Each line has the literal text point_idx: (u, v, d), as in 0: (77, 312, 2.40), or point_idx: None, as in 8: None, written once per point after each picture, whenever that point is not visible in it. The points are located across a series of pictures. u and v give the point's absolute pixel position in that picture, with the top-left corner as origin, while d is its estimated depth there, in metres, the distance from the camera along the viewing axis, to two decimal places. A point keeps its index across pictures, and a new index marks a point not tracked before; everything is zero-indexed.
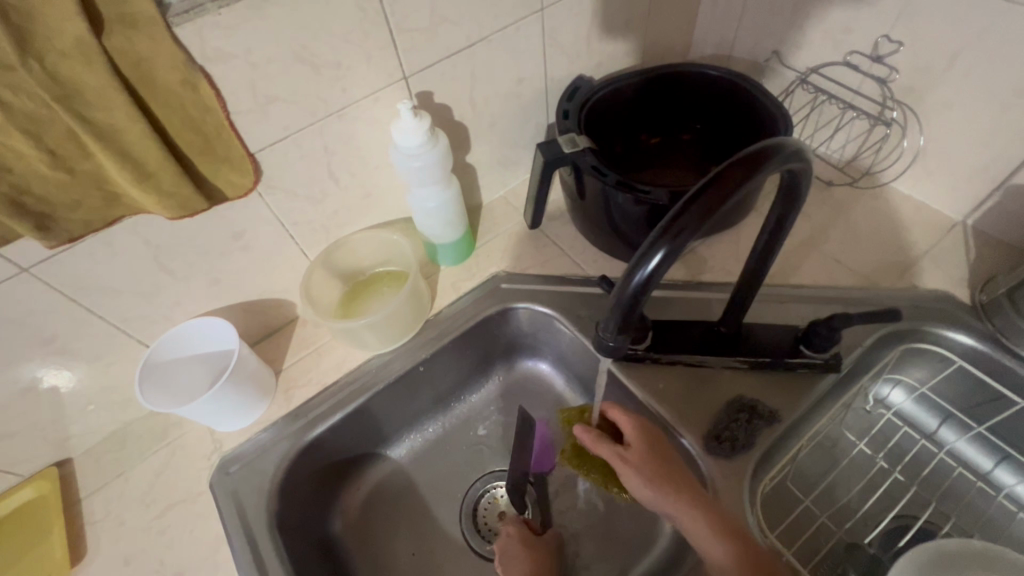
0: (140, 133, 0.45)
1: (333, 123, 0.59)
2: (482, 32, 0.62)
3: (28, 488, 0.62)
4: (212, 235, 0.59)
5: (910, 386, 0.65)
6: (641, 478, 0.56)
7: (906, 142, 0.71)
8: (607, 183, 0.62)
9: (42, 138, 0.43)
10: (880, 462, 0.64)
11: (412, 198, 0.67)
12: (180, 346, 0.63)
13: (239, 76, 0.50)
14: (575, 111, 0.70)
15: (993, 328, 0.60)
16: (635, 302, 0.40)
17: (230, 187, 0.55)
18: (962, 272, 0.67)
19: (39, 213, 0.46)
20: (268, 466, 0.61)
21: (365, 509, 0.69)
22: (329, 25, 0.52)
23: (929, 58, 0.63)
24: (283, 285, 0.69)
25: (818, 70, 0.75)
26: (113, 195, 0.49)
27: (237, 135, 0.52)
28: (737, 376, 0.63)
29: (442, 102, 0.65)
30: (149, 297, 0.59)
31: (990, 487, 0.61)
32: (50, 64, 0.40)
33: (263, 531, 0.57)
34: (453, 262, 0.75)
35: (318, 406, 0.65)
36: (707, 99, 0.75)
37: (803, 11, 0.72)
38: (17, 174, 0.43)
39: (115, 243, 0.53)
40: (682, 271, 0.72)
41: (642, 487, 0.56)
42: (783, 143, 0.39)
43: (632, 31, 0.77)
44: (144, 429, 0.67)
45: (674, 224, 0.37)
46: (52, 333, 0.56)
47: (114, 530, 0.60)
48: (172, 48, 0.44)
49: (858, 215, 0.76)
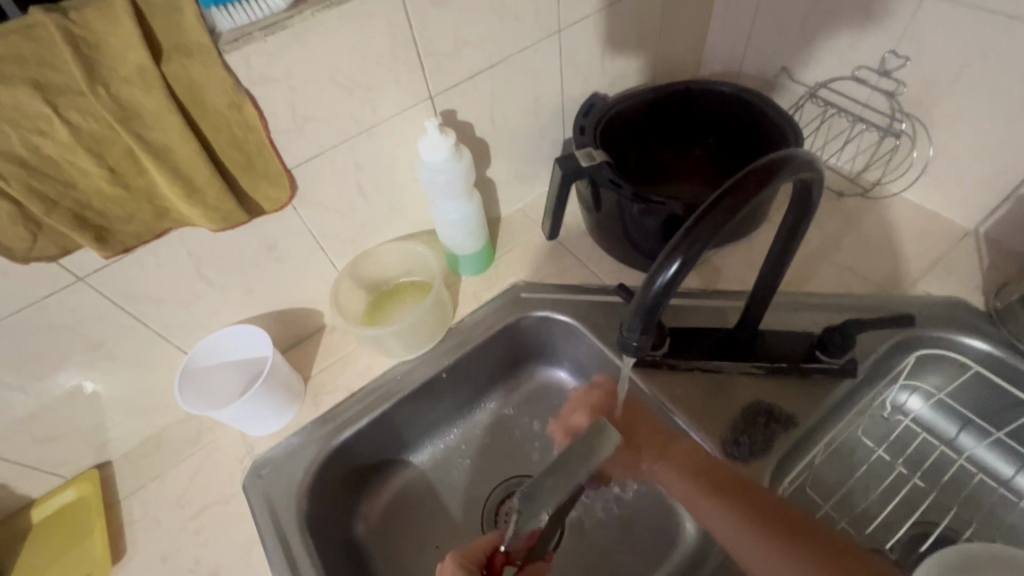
0: (190, 151, 0.49)
1: (363, 140, 0.62)
2: (503, 54, 0.66)
3: (71, 489, 0.65)
4: (249, 247, 0.62)
5: (927, 392, 0.66)
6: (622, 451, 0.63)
7: (916, 153, 0.73)
8: (623, 195, 0.64)
9: (104, 156, 0.46)
10: (899, 468, 0.64)
11: (436, 210, 0.70)
12: (216, 353, 0.66)
13: (279, 97, 0.53)
14: (591, 126, 0.73)
15: (1009, 334, 0.61)
16: (657, 306, 0.41)
17: (268, 202, 0.58)
18: (975, 280, 0.68)
19: (97, 226, 0.50)
20: (297, 469, 0.64)
21: (388, 514, 0.71)
22: (363, 50, 0.55)
23: (935, 72, 0.65)
24: (311, 295, 0.72)
25: (827, 85, 0.77)
26: (163, 209, 0.52)
27: (276, 151, 0.55)
28: (754, 382, 0.64)
29: (464, 120, 0.69)
30: (189, 306, 0.63)
31: (1012, 494, 0.61)
32: (114, 89, 0.44)
33: (294, 532, 0.59)
34: (474, 272, 0.78)
35: (345, 412, 0.68)
36: (719, 114, 0.78)
37: (811, 28, 0.74)
38: (80, 190, 0.47)
39: (161, 255, 0.57)
40: (697, 280, 0.74)
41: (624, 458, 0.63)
42: (794, 154, 0.41)
43: (644, 51, 0.80)
44: (180, 434, 0.70)
45: (691, 234, 0.39)
46: (100, 339, 0.59)
47: (151, 530, 0.62)
48: (222, 73, 0.48)
49: (871, 225, 0.77)
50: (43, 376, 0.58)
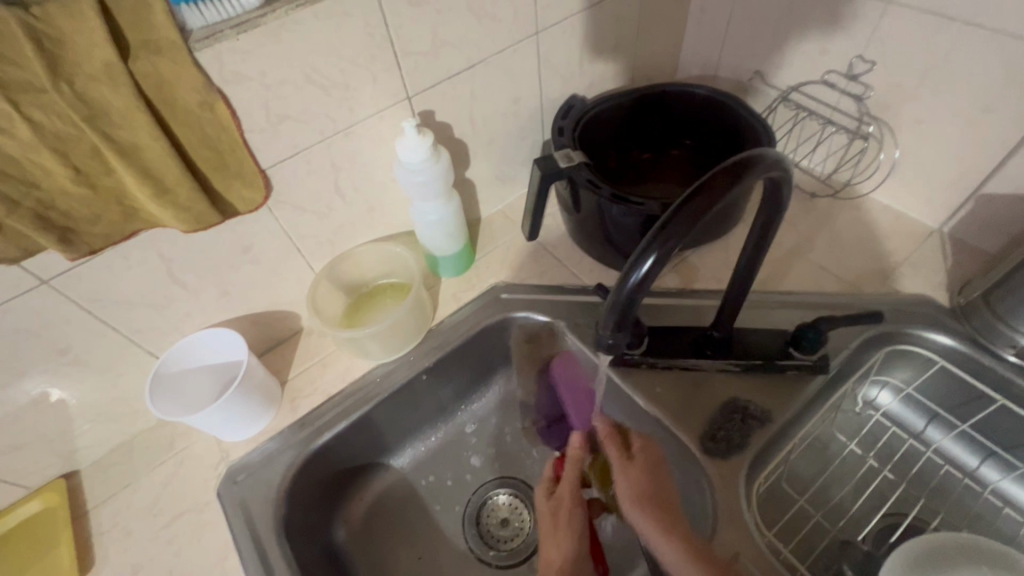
0: (160, 150, 0.48)
1: (340, 140, 0.61)
2: (481, 55, 0.66)
3: (36, 500, 0.63)
4: (224, 248, 0.61)
5: (896, 387, 0.68)
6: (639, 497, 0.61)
7: (883, 155, 0.75)
8: (602, 196, 0.65)
9: (69, 156, 0.45)
10: (870, 461, 0.66)
11: (415, 211, 0.70)
12: (190, 357, 0.64)
13: (253, 97, 0.52)
14: (569, 127, 0.73)
15: (972, 329, 0.63)
16: (630, 303, 0.42)
17: (243, 202, 0.57)
18: (940, 277, 0.70)
19: (62, 227, 0.48)
20: (274, 474, 0.62)
21: (369, 518, 0.70)
22: (339, 50, 0.55)
23: (900, 76, 0.68)
24: (289, 297, 0.71)
25: (798, 89, 0.79)
26: (132, 209, 0.51)
27: (250, 151, 0.55)
28: (731, 379, 0.65)
29: (443, 120, 0.69)
30: (162, 309, 0.61)
31: (976, 483, 0.63)
32: (79, 86, 0.43)
33: (271, 538, 0.58)
34: (454, 273, 0.78)
35: (323, 415, 0.67)
36: (696, 116, 0.79)
37: (783, 33, 0.76)
38: (43, 190, 0.46)
39: (130, 256, 0.55)
40: (675, 280, 0.75)
41: (635, 505, 0.61)
42: (765, 154, 0.42)
43: (622, 53, 0.81)
44: (152, 440, 0.68)
45: (665, 230, 0.40)
46: (66, 344, 0.57)
47: (122, 540, 0.61)
48: (193, 71, 0.47)
49: (842, 224, 0.79)
50: (6, 383, 0.56)
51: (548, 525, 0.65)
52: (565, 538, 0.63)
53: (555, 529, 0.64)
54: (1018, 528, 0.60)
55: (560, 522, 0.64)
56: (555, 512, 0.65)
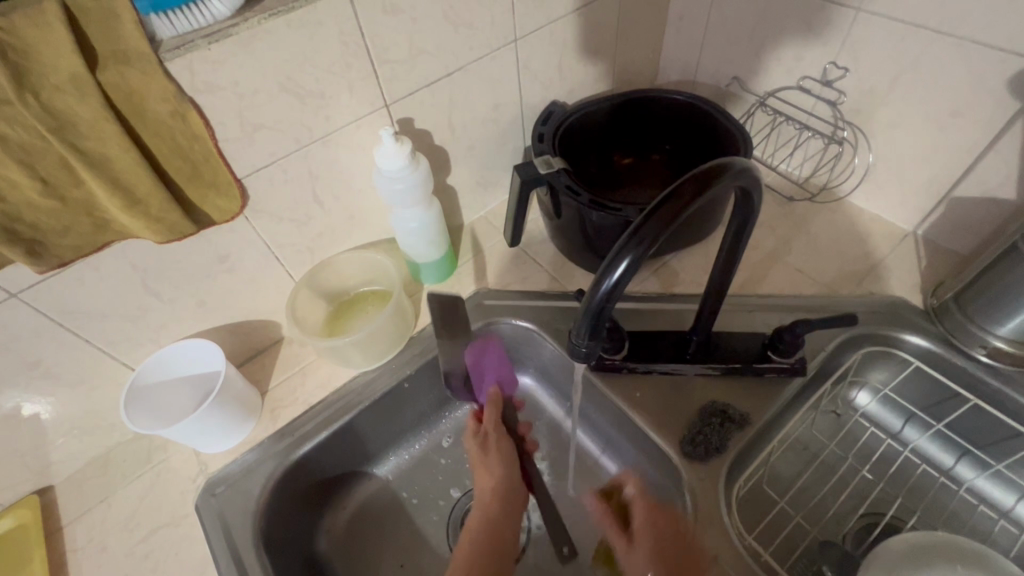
0: (130, 161, 0.47)
1: (318, 148, 0.61)
2: (460, 62, 0.66)
3: (8, 516, 0.62)
4: (200, 259, 0.60)
5: (874, 388, 0.69)
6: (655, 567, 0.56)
7: (858, 159, 0.77)
8: (581, 202, 0.65)
9: (35, 167, 0.44)
10: (849, 462, 0.67)
11: (395, 218, 0.69)
12: (167, 368, 0.64)
13: (226, 106, 0.52)
14: (549, 134, 0.74)
15: (944, 330, 0.64)
16: (603, 310, 0.42)
17: (218, 212, 0.57)
18: (915, 279, 0.72)
19: (30, 240, 0.47)
20: (253, 486, 0.62)
21: (351, 528, 0.69)
22: (314, 58, 0.55)
23: (872, 82, 0.69)
24: (268, 306, 0.71)
25: (775, 94, 0.80)
26: (103, 221, 0.50)
27: (224, 160, 0.54)
28: (710, 382, 0.65)
29: (422, 128, 0.68)
30: (138, 320, 0.61)
31: (952, 481, 0.64)
32: (45, 97, 0.42)
33: (249, 550, 0.57)
34: (436, 280, 0.78)
35: (304, 425, 0.66)
36: (675, 121, 0.80)
37: (759, 39, 0.77)
38: (10, 203, 0.45)
39: (103, 268, 0.55)
40: (655, 284, 0.76)
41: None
42: (734, 162, 0.42)
43: (601, 59, 0.82)
44: (130, 453, 0.67)
45: (634, 237, 0.40)
46: (38, 358, 0.56)
47: (97, 557, 0.60)
48: (164, 81, 0.46)
49: (819, 227, 0.80)
50: None
51: (479, 457, 0.68)
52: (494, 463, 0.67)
53: (484, 461, 0.68)
54: (992, 525, 0.61)
55: (490, 451, 0.68)
56: (483, 446, 0.69)
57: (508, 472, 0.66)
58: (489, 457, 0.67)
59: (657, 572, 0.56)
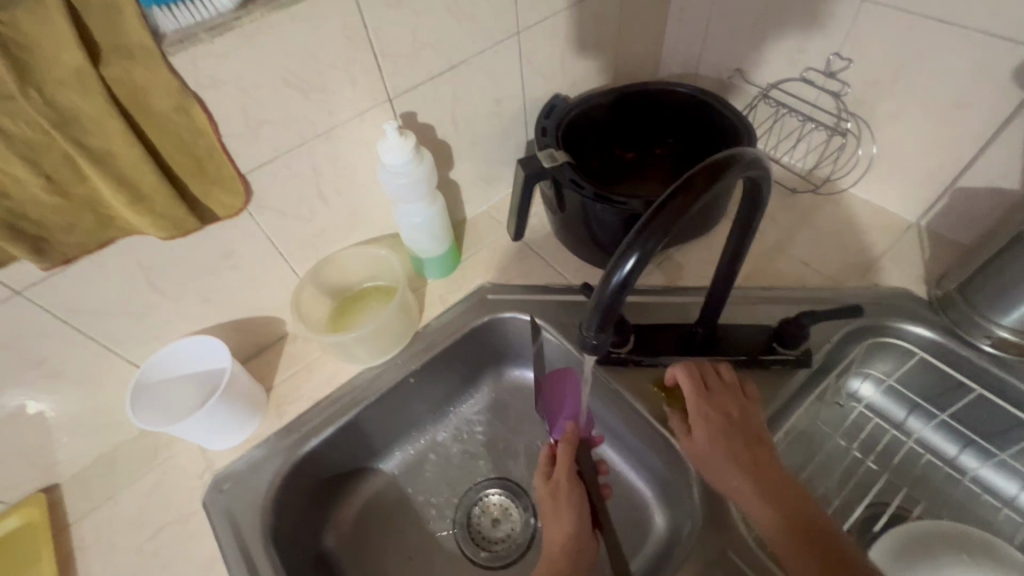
0: (135, 157, 0.47)
1: (321, 143, 0.61)
2: (463, 55, 0.66)
3: (16, 515, 0.62)
4: (204, 255, 0.60)
5: (878, 379, 0.69)
6: (725, 454, 0.56)
7: (861, 150, 0.77)
8: (585, 196, 0.65)
9: (39, 163, 0.44)
10: (854, 453, 0.67)
11: (399, 213, 0.69)
12: (171, 366, 0.63)
13: (229, 101, 0.52)
14: (553, 127, 0.73)
15: (949, 320, 0.64)
16: (613, 303, 0.42)
17: (222, 208, 0.56)
18: (918, 270, 0.72)
19: (35, 237, 0.47)
20: (261, 482, 0.62)
21: (358, 523, 0.69)
22: (317, 52, 0.54)
23: (876, 73, 0.69)
24: (272, 302, 0.71)
25: (778, 86, 0.80)
26: (107, 217, 0.50)
27: (228, 155, 0.54)
28: None
29: (425, 122, 0.68)
30: (143, 317, 0.60)
31: (956, 471, 0.65)
32: (49, 93, 0.42)
33: (259, 546, 0.57)
34: (440, 275, 0.77)
35: (310, 421, 0.66)
36: (678, 114, 0.79)
37: (762, 31, 0.77)
38: (14, 200, 0.45)
39: (107, 265, 0.54)
40: (659, 277, 0.76)
41: (720, 460, 0.56)
42: (743, 153, 0.42)
43: (604, 52, 0.81)
44: (136, 450, 0.67)
45: (645, 230, 0.40)
46: (42, 356, 0.56)
47: (105, 554, 0.60)
48: (167, 76, 0.46)
49: (823, 219, 0.80)
50: None
51: (550, 507, 0.63)
52: (566, 515, 0.62)
53: (555, 511, 0.62)
54: (996, 513, 0.62)
55: (560, 501, 0.63)
56: (554, 494, 0.64)
57: (580, 527, 0.61)
58: (560, 512, 0.62)
59: (727, 456, 0.55)
